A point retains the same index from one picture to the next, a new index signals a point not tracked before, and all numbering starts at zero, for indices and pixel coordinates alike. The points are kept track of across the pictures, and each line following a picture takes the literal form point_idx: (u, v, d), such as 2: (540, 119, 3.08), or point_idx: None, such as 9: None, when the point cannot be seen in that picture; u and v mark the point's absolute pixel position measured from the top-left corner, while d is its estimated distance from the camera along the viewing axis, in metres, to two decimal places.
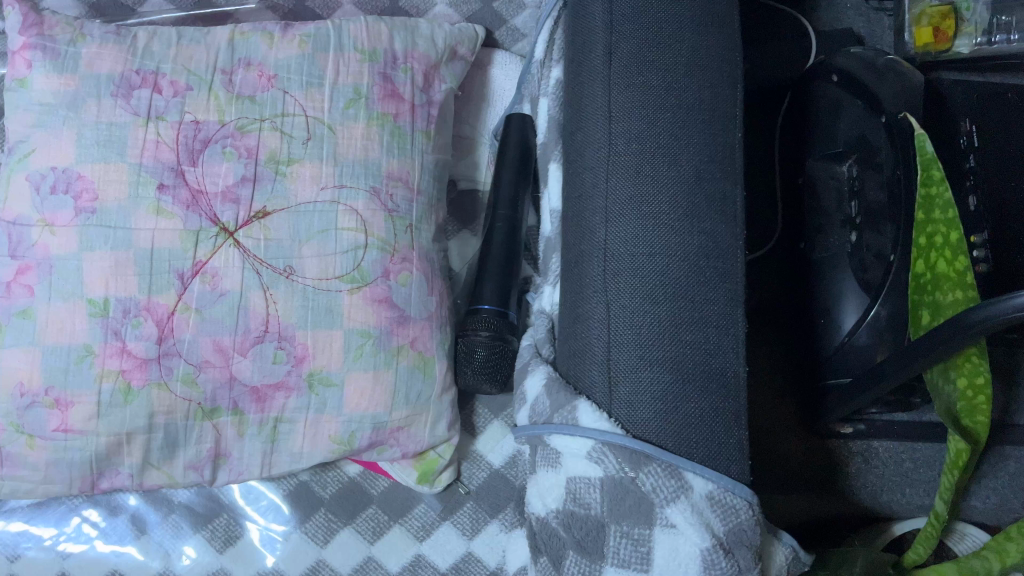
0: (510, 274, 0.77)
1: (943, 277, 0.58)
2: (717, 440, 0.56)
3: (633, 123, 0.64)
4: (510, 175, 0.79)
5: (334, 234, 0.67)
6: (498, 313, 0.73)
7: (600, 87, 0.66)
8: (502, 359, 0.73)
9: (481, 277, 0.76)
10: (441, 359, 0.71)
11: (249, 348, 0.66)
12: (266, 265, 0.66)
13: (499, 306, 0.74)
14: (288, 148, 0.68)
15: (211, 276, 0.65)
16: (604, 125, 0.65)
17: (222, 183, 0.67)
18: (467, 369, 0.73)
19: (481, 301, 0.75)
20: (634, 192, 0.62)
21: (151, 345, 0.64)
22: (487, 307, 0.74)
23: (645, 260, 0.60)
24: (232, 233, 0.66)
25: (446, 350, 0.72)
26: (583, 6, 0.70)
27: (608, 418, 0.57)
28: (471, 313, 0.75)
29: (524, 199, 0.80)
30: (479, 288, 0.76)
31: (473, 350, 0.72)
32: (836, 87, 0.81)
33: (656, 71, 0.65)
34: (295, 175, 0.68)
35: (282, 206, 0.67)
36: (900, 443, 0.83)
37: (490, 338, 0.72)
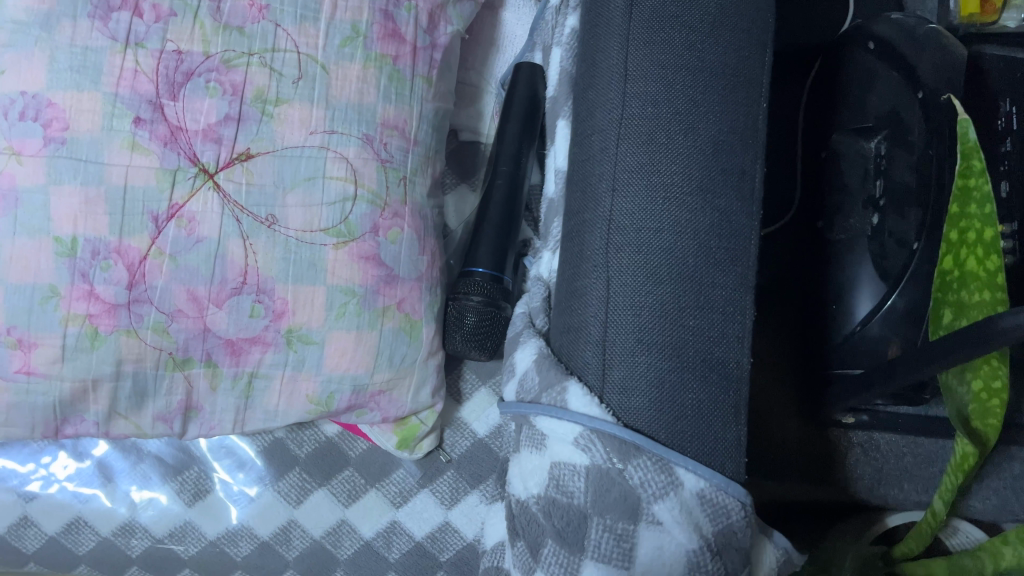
0: (507, 237, 0.73)
1: (971, 276, 0.53)
2: (712, 435, 0.53)
3: (650, 84, 0.59)
4: (515, 128, 0.74)
5: (321, 183, 0.63)
6: (491, 278, 0.70)
7: (617, 41, 0.61)
8: (493, 327, 0.69)
9: (478, 236, 0.72)
10: (430, 322, 0.68)
11: (225, 300, 0.62)
12: (246, 212, 0.62)
13: (494, 271, 0.70)
14: (277, 87, 0.63)
15: (187, 221, 0.61)
16: (619, 85, 0.60)
17: (204, 121, 0.62)
18: (456, 334, 0.69)
19: (475, 262, 0.71)
20: (646, 160, 0.58)
21: (121, 291, 0.60)
22: (481, 270, 0.70)
23: (652, 236, 0.56)
24: (212, 175, 0.62)
25: (436, 313, 0.68)
26: None
27: (599, 404, 0.53)
28: (463, 275, 0.71)
29: (528, 155, 0.76)
30: (475, 249, 0.72)
31: (464, 314, 0.69)
32: (872, 55, 0.76)
33: (678, 28, 0.60)
34: (283, 117, 0.63)
35: (267, 149, 0.63)
36: (902, 437, 0.79)
37: (481, 304, 0.68)
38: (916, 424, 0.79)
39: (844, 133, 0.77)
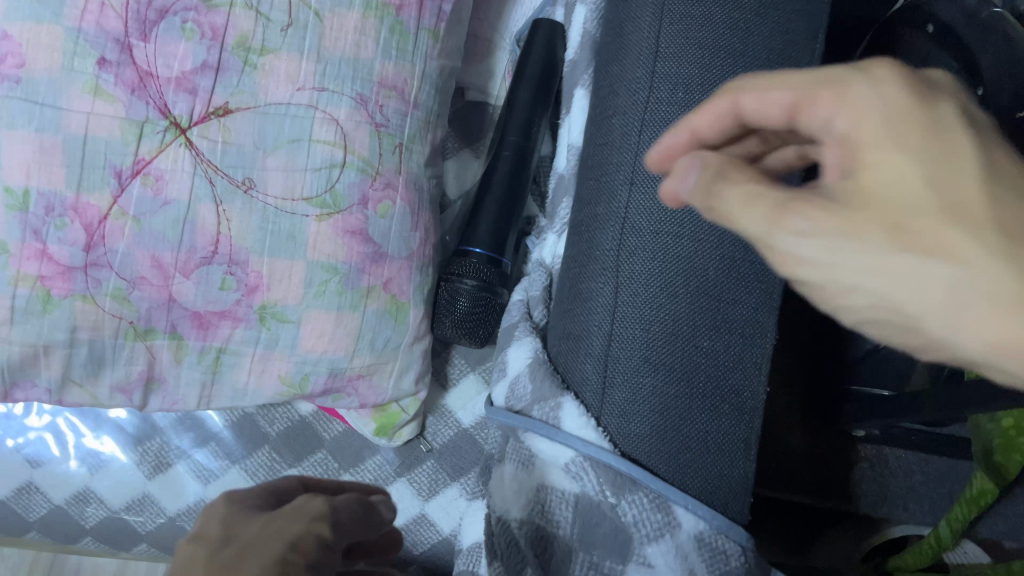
0: (509, 214, 0.66)
1: None
2: (717, 472, 0.48)
3: (684, 66, 0.52)
4: (527, 93, 0.67)
5: (306, 146, 0.56)
6: (489, 261, 0.64)
7: (650, 12, 0.54)
8: (488, 313, 0.64)
9: (477, 211, 0.66)
10: (418, 305, 0.62)
11: (194, 270, 0.56)
12: (221, 173, 0.56)
13: (493, 251, 0.64)
14: (263, 33, 0.56)
15: (154, 179, 0.55)
16: (648, 63, 0.53)
17: (178, 67, 0.55)
18: (446, 318, 0.64)
19: (472, 241, 0.65)
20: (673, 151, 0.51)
21: (78, 252, 0.55)
22: (478, 251, 0.64)
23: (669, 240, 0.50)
24: (184, 130, 0.55)
25: (425, 295, 0.63)
26: None
27: (596, 427, 0.48)
28: (457, 254, 0.65)
29: (540, 124, 0.69)
30: (473, 227, 0.66)
31: (456, 297, 0.63)
32: (929, 40, 0.69)
33: (720, 1, 0.52)
34: (267, 69, 0.56)
35: (248, 104, 0.56)
36: (914, 455, 0.73)
37: (479, 291, 0.63)
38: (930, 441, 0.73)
39: None
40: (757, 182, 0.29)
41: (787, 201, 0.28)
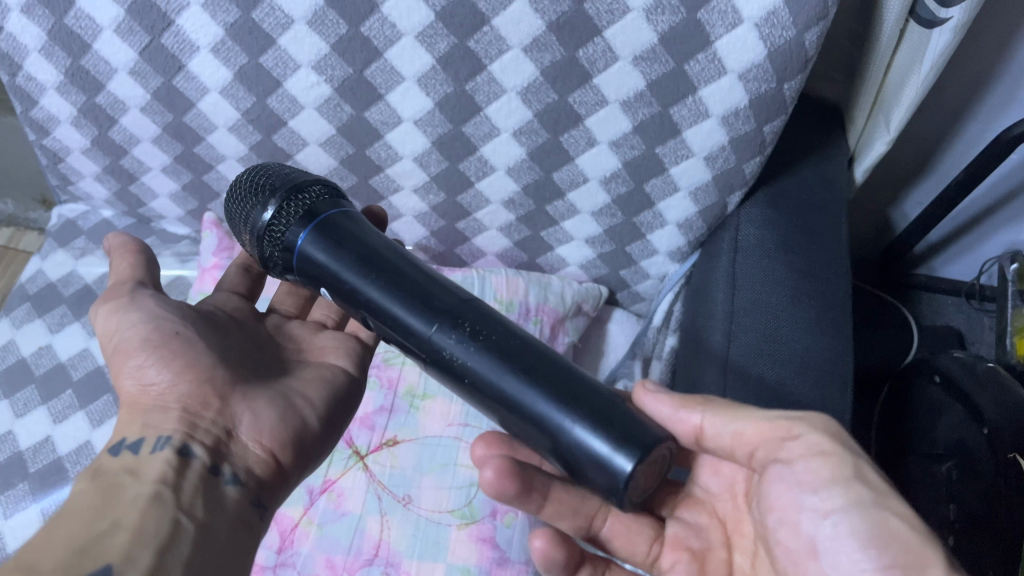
0: (411, 334, 0.49)
1: None
2: None
3: (744, 396, 0.69)
4: (383, 250, 0.52)
5: (452, 468, 0.72)
6: (325, 278, 0.52)
7: (716, 373, 0.71)
8: (281, 252, 0.54)
9: (321, 223, 0.53)
10: (241, 222, 0.56)
11: (358, 569, 0.67)
12: (387, 490, 0.71)
13: (331, 265, 0.51)
14: (424, 384, 0.77)
15: (336, 495, 0.70)
16: (718, 389, 0.70)
17: (363, 410, 0.75)
18: (258, 248, 0.55)
19: (317, 213, 0.53)
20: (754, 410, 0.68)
21: (271, 554, 0.67)
22: (306, 226, 0.53)
23: None
24: (362, 456, 0.72)
25: (253, 217, 0.54)
26: (706, 297, 0.78)
27: None
28: (340, 215, 0.54)
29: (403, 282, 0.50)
30: (360, 305, 0.51)
31: (272, 225, 0.53)
32: (938, 387, 0.86)
33: (770, 365, 0.70)
34: (426, 410, 0.75)
35: (411, 436, 0.74)
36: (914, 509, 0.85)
37: (255, 231, 0.54)
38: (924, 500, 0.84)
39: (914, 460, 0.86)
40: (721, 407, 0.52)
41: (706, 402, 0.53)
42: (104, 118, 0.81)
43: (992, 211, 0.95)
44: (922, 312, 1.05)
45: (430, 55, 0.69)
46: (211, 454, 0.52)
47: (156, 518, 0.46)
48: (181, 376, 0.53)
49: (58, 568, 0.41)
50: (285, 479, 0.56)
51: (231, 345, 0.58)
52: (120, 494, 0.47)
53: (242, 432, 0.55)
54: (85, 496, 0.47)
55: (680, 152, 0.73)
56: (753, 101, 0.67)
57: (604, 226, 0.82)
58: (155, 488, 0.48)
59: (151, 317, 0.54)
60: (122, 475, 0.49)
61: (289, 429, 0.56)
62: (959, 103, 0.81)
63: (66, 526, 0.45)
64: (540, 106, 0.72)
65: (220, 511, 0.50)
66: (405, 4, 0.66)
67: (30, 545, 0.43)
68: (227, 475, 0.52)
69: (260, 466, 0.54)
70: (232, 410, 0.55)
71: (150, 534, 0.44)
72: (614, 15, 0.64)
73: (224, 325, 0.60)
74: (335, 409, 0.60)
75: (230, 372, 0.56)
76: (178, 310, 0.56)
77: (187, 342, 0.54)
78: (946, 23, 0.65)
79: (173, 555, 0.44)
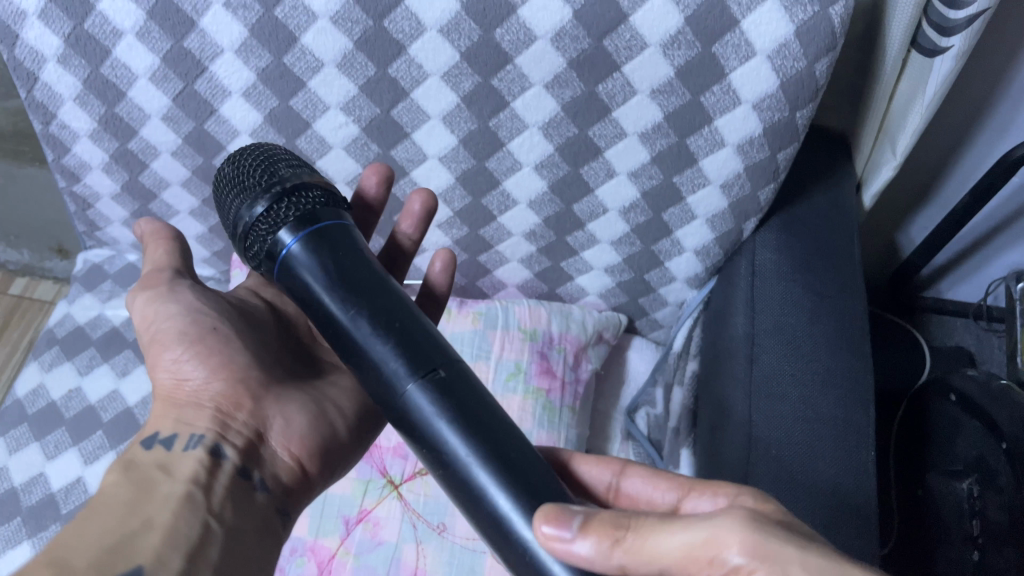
0: (389, 383, 0.47)
1: None
2: None
3: (768, 409, 0.70)
4: (373, 273, 0.51)
5: None
6: (305, 296, 0.50)
7: (742, 391, 0.73)
8: (263, 251, 0.52)
9: (316, 232, 0.51)
10: (231, 211, 0.54)
11: None
12: (421, 519, 0.72)
13: (310, 279, 0.50)
14: None
15: (372, 524, 0.71)
16: (745, 404, 0.72)
17: (395, 440, 0.76)
18: (242, 242, 0.54)
19: (314, 221, 0.51)
20: (777, 420, 0.70)
21: None
22: (296, 232, 0.51)
23: (789, 455, 0.68)
24: (396, 485, 0.73)
25: (243, 211, 0.52)
26: (727, 317, 0.80)
27: None
28: (337, 226, 0.52)
29: (393, 303, 0.49)
30: (338, 342, 0.49)
31: (259, 223, 0.52)
32: (955, 405, 0.88)
33: (795, 386, 0.71)
34: None
35: None
36: (936, 524, 0.86)
37: (242, 226, 0.52)
38: (946, 515, 0.85)
39: (935, 476, 0.87)
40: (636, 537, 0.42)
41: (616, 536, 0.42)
42: (136, 163, 0.84)
43: (996, 233, 0.97)
44: (932, 334, 1.07)
45: (455, 93, 0.72)
46: (242, 456, 0.54)
47: (189, 519, 0.47)
48: (215, 374, 0.55)
49: (91, 567, 0.42)
50: (310, 486, 0.58)
51: (269, 346, 0.61)
52: (153, 491, 0.48)
53: (274, 436, 0.57)
54: (118, 491, 0.48)
55: (697, 181, 0.75)
56: (766, 129, 0.70)
57: (623, 255, 0.84)
58: (187, 489, 0.49)
59: (188, 311, 0.56)
60: (154, 470, 0.50)
61: (319, 438, 0.58)
62: (960, 128, 0.84)
63: (96, 522, 0.45)
64: (561, 139, 0.75)
65: (248, 516, 0.51)
66: (432, 46, 0.69)
67: (57, 542, 0.44)
68: (257, 480, 0.54)
69: (287, 474, 0.56)
70: (265, 412, 0.57)
71: (182, 538, 0.46)
72: (632, 51, 0.67)
73: (262, 322, 0.62)
74: (358, 425, 0.62)
75: (265, 373, 0.58)
76: (214, 304, 0.58)
77: (225, 337, 0.56)
78: (948, 51, 0.68)
79: (203, 560, 0.46)
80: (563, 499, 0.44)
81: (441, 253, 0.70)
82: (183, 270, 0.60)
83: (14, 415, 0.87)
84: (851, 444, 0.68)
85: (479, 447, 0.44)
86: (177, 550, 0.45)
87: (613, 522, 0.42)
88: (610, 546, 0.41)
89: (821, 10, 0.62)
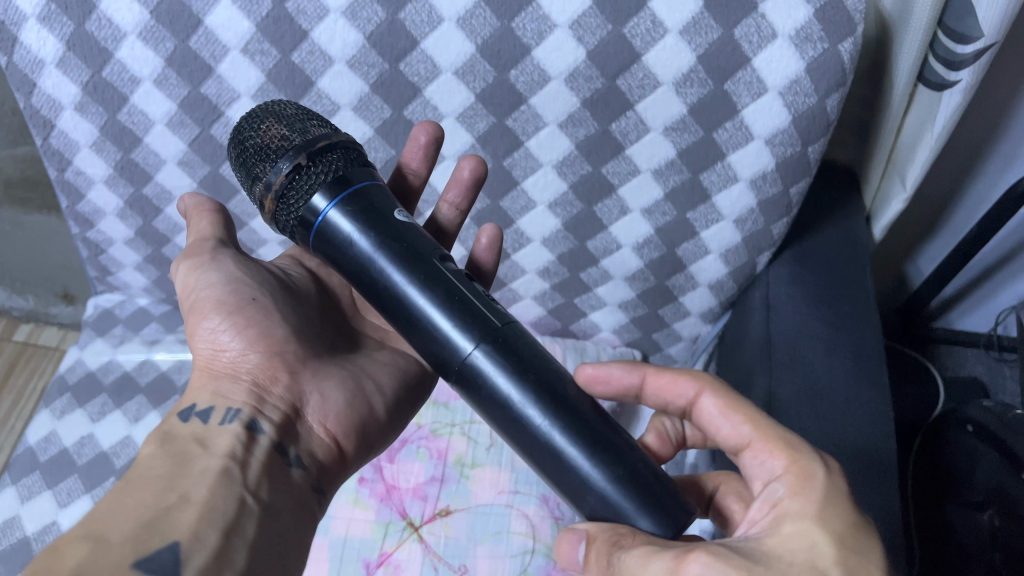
0: (446, 342, 0.50)
1: None
2: None
3: (790, 396, 0.72)
4: (411, 228, 0.53)
5: (506, 536, 0.73)
6: (349, 255, 0.52)
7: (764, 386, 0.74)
8: (296, 213, 0.53)
9: (351, 191, 0.52)
10: (245, 175, 0.53)
11: None
12: (443, 561, 0.71)
13: (351, 237, 0.51)
14: (473, 453, 0.78)
15: (393, 567, 0.70)
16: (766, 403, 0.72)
17: (414, 481, 0.76)
18: (265, 207, 0.53)
19: (346, 181, 0.52)
20: (800, 400, 0.71)
21: None
22: (332, 193, 0.52)
23: (812, 429, 0.69)
24: (417, 527, 0.72)
25: (266, 177, 0.51)
26: (742, 332, 0.82)
27: None
28: (372, 187, 0.54)
29: (436, 263, 0.52)
30: (386, 300, 0.52)
31: (287, 189, 0.51)
32: (972, 436, 0.87)
33: (819, 422, 0.69)
34: (477, 478, 0.76)
35: (463, 505, 0.74)
36: (956, 557, 0.84)
37: (268, 191, 0.52)
38: (969, 547, 0.84)
39: (955, 506, 0.86)
40: (623, 554, 0.44)
41: (611, 551, 0.45)
42: (150, 208, 0.84)
43: (1003, 263, 0.98)
44: (944, 364, 1.07)
45: (470, 134, 0.73)
46: (278, 430, 0.55)
47: (225, 495, 0.48)
48: (253, 346, 0.57)
49: (126, 543, 0.43)
50: (345, 464, 0.59)
51: (312, 317, 0.63)
52: (191, 464, 0.49)
53: (310, 412, 0.58)
54: (154, 466, 0.49)
55: (710, 216, 0.76)
56: (779, 164, 0.70)
57: (637, 290, 0.85)
58: (224, 464, 0.50)
59: (229, 280, 0.57)
60: (190, 443, 0.51)
61: (354, 416, 0.60)
62: (967, 160, 0.85)
63: (132, 497, 0.46)
64: (575, 177, 0.75)
65: (287, 490, 0.52)
66: (447, 88, 0.70)
67: (93, 518, 0.44)
68: (293, 457, 0.55)
69: (324, 451, 0.58)
70: (303, 388, 0.59)
71: (218, 511, 0.46)
72: (645, 90, 0.68)
73: (306, 297, 0.64)
74: (397, 401, 0.65)
75: (306, 349, 0.60)
76: (255, 276, 0.59)
77: (263, 308, 0.57)
78: (956, 84, 0.69)
79: (239, 536, 0.46)
80: (610, 448, 0.48)
81: (487, 228, 0.70)
82: (224, 240, 0.60)
83: (25, 464, 0.86)
84: (873, 424, 0.68)
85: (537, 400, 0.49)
86: (209, 526, 0.45)
87: (606, 556, 0.45)
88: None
89: (831, 47, 0.63)
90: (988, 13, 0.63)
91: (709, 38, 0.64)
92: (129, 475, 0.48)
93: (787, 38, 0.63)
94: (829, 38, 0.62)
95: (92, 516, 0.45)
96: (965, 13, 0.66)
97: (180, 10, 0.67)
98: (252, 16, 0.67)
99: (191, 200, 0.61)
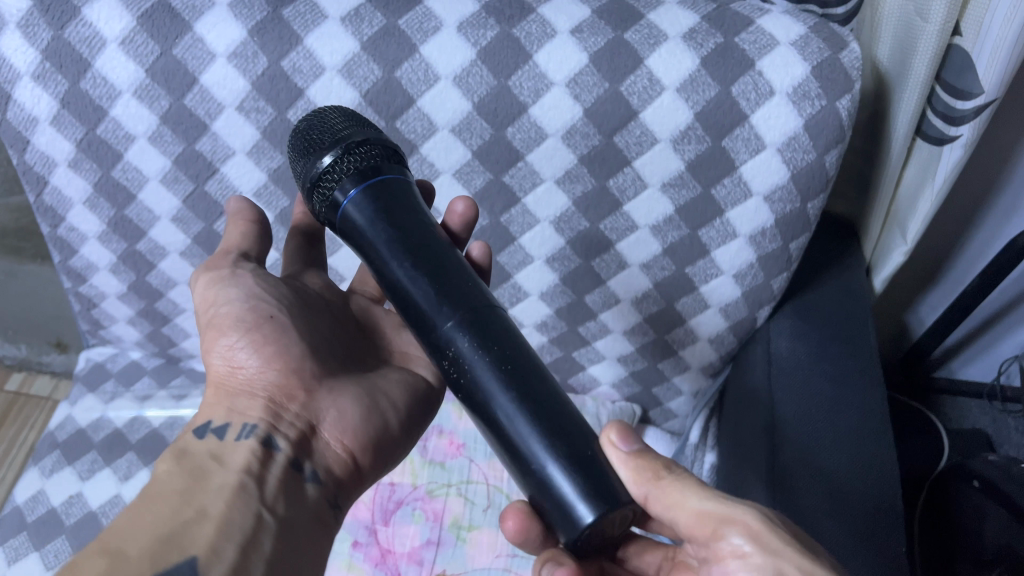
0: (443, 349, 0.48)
1: None
2: None
3: (797, 445, 0.70)
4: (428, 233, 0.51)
5: None
6: (360, 244, 0.50)
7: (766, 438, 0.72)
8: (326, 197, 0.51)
9: (373, 185, 0.50)
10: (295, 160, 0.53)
11: None
12: None
13: (366, 233, 0.49)
14: (470, 514, 0.76)
15: None
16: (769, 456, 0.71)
17: (410, 544, 0.74)
18: (306, 189, 0.53)
19: (372, 173, 0.51)
20: (811, 445, 0.70)
21: None
22: (356, 184, 0.50)
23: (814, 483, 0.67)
24: None
25: (308, 160, 0.51)
26: (748, 382, 0.80)
27: None
28: (395, 181, 0.51)
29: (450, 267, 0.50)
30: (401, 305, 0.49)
31: (322, 172, 0.51)
32: (978, 491, 0.86)
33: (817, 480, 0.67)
34: (473, 541, 0.74)
35: (460, 569, 0.72)
36: None
37: (309, 174, 0.51)
38: None
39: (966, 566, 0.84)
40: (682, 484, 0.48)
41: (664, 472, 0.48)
42: (143, 263, 0.83)
43: (1004, 313, 0.98)
44: (947, 415, 1.05)
45: (466, 189, 0.72)
46: (294, 448, 0.53)
47: (242, 509, 0.47)
48: (270, 363, 0.55)
49: (146, 557, 0.42)
50: (362, 480, 0.57)
51: (329, 331, 0.61)
52: (206, 480, 0.48)
53: (326, 427, 0.56)
54: (171, 481, 0.48)
55: (709, 271, 0.75)
56: (778, 220, 0.70)
57: (636, 344, 0.84)
58: (241, 479, 0.49)
59: (248, 297, 0.55)
60: (206, 459, 0.50)
61: (373, 432, 0.57)
62: (967, 212, 0.85)
63: (151, 512, 0.45)
64: (572, 234, 0.75)
65: (302, 508, 0.51)
66: (443, 145, 0.69)
67: (112, 534, 0.44)
68: (309, 473, 0.53)
69: (340, 466, 0.55)
70: (318, 404, 0.56)
71: (235, 528, 0.46)
72: (642, 146, 0.67)
73: (318, 309, 0.61)
74: (415, 411, 0.61)
75: (321, 364, 0.57)
76: (274, 291, 0.57)
77: (281, 327, 0.56)
78: (955, 140, 0.69)
79: (258, 551, 0.45)
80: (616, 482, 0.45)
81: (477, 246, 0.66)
82: (251, 255, 0.59)
83: (12, 524, 0.84)
84: (874, 480, 0.67)
85: (517, 393, 0.46)
86: (226, 541, 0.45)
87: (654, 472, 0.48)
88: (645, 479, 0.48)
89: (829, 104, 0.62)
90: (988, 69, 0.63)
91: (707, 96, 0.64)
92: (146, 490, 0.47)
93: (786, 95, 0.63)
94: (827, 96, 0.62)
95: (111, 533, 0.44)
96: (965, 69, 0.66)
97: (176, 69, 0.67)
98: (247, 74, 0.67)
99: (236, 204, 0.61)
